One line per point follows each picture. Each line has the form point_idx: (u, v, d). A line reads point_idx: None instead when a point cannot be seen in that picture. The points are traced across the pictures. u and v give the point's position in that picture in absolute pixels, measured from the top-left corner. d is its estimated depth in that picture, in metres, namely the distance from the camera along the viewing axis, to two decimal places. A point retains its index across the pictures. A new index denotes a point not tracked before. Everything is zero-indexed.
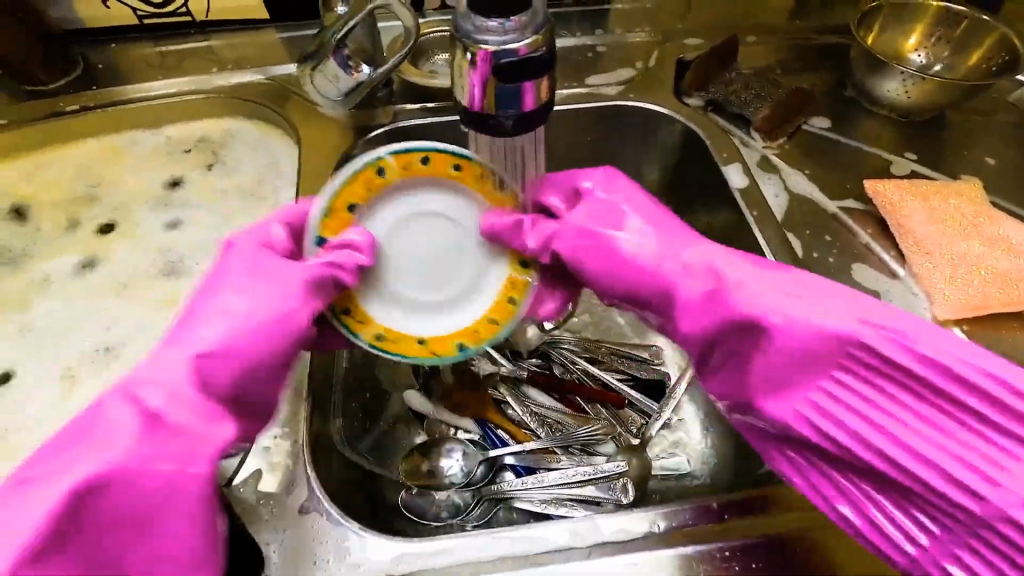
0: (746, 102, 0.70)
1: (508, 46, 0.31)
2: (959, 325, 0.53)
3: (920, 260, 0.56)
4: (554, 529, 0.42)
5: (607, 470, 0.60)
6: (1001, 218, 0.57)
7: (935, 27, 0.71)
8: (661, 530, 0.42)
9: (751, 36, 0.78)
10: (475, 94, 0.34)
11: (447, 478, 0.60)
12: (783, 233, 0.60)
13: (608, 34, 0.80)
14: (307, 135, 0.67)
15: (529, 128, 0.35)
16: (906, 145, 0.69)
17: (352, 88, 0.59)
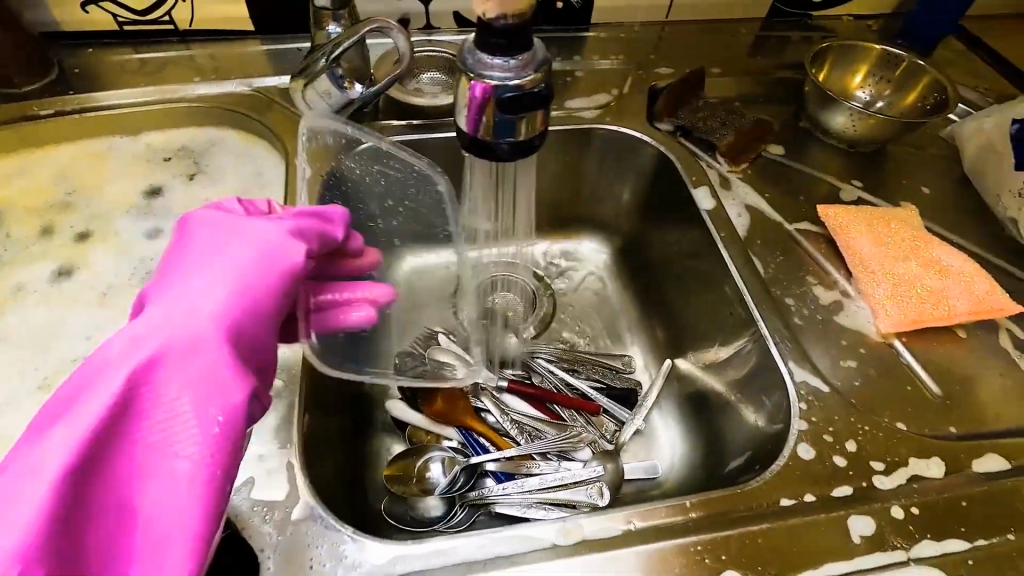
0: (712, 129, 0.76)
1: (507, 82, 0.34)
2: (898, 338, 0.59)
3: (865, 278, 0.61)
4: (544, 527, 0.44)
5: (584, 475, 0.63)
6: (934, 242, 0.64)
7: (877, 69, 0.79)
8: (637, 529, 0.44)
9: (714, 68, 0.85)
10: (476, 122, 0.36)
11: (433, 484, 0.62)
12: (746, 251, 0.65)
13: (584, 60, 0.84)
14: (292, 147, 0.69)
15: (523, 154, 0.38)
16: (852, 173, 0.76)
17: (344, 104, 0.62)
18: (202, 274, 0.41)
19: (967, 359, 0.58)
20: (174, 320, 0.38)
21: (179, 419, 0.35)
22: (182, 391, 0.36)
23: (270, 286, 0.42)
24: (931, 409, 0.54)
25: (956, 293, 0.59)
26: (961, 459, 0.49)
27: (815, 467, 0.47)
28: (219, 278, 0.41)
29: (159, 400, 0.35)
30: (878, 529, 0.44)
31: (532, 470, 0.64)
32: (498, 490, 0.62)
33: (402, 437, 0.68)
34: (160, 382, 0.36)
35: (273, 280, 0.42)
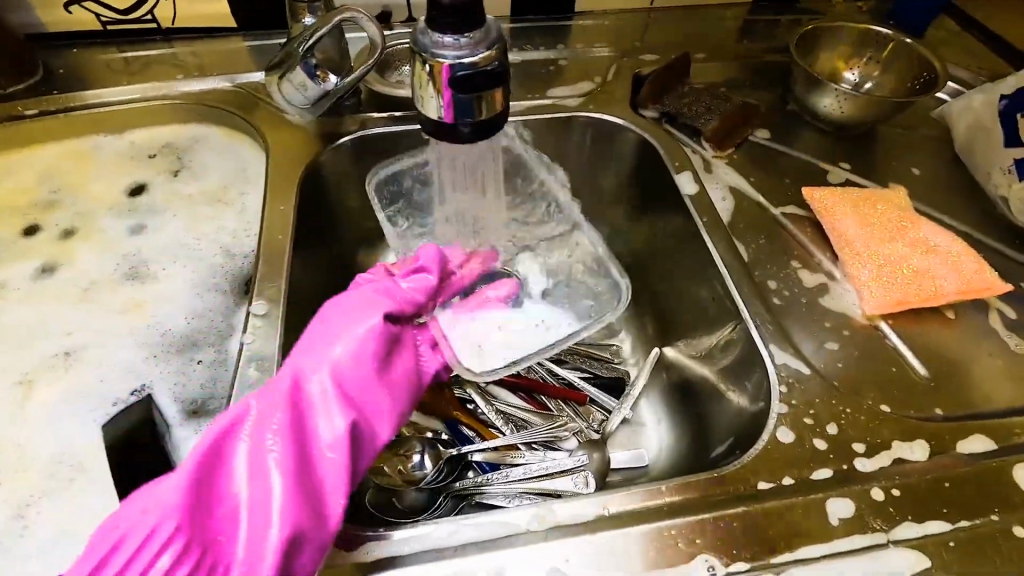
0: (697, 114, 0.74)
1: (461, 59, 0.34)
2: (884, 320, 0.58)
3: (851, 259, 0.60)
4: (518, 513, 0.44)
5: (568, 464, 0.62)
6: (922, 222, 0.62)
7: (865, 49, 0.77)
8: (611, 513, 0.44)
9: (700, 53, 0.84)
10: (433, 103, 0.36)
11: (419, 474, 0.61)
12: (730, 237, 0.64)
13: (569, 49, 0.84)
14: (273, 141, 0.69)
15: (487, 134, 0.38)
16: (841, 156, 0.74)
17: (320, 96, 0.61)
18: (325, 329, 0.49)
19: (955, 340, 0.57)
20: (298, 365, 0.46)
21: (286, 442, 0.41)
22: (289, 419, 0.43)
23: (371, 339, 0.48)
24: (917, 391, 0.53)
25: (943, 273, 0.58)
26: (946, 441, 0.48)
27: (795, 451, 0.47)
28: (336, 331, 0.48)
29: (283, 419, 0.43)
30: (857, 511, 0.44)
31: (518, 461, 0.63)
32: (483, 480, 0.62)
33: None
34: (281, 412, 0.43)
35: (372, 333, 0.48)
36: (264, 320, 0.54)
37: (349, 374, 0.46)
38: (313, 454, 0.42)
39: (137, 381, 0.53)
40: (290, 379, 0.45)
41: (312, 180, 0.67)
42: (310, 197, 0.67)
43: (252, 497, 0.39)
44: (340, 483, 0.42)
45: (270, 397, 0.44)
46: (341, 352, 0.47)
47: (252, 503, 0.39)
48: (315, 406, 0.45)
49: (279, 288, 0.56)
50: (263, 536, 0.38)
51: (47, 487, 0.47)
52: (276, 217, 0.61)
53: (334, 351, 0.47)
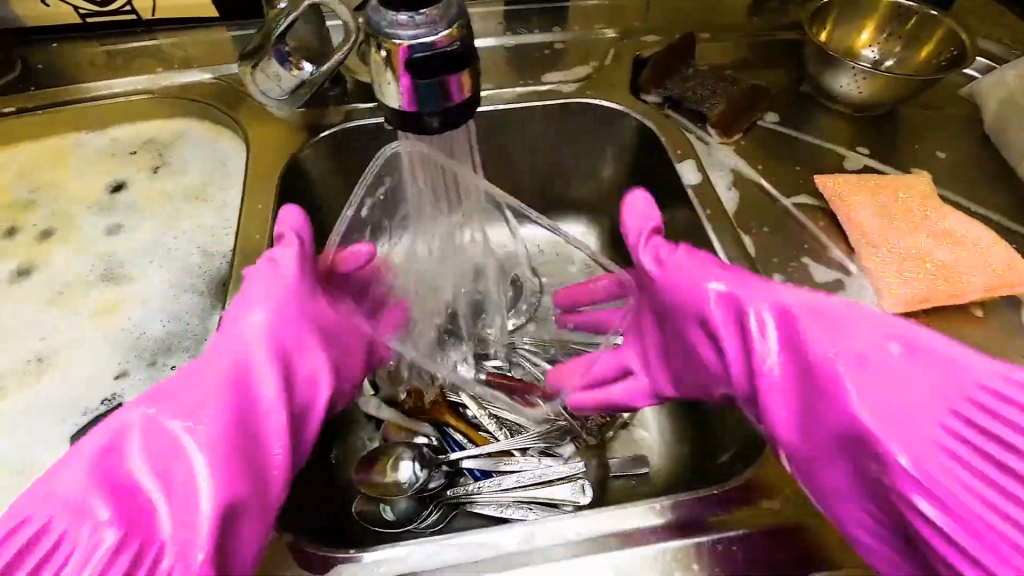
0: (703, 98, 0.70)
1: (419, 39, 0.30)
2: (906, 319, 0.53)
3: (868, 254, 0.56)
4: (505, 534, 0.41)
5: (564, 472, 0.59)
6: (948, 211, 0.57)
7: (887, 24, 0.71)
8: (590, 536, 0.41)
9: (706, 33, 0.78)
10: (394, 91, 0.33)
11: (406, 482, 0.58)
12: (736, 230, 0.59)
13: (566, 31, 0.79)
14: (254, 135, 0.66)
15: (457, 124, 0.34)
16: (859, 140, 0.69)
17: (296, 87, 0.57)
18: (246, 302, 0.49)
19: (985, 341, 0.52)
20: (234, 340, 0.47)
21: (214, 405, 0.41)
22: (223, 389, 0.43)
23: (296, 307, 0.50)
24: None
25: (971, 269, 0.53)
26: None
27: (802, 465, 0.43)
28: (260, 298, 0.49)
29: (205, 389, 0.43)
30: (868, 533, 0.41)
31: (509, 468, 0.60)
32: (475, 488, 0.58)
33: (378, 431, 0.65)
34: (209, 377, 0.44)
35: (295, 302, 0.50)
36: None
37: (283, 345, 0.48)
38: (246, 416, 0.43)
39: (109, 388, 0.51)
40: (218, 351, 0.46)
41: (294, 175, 0.64)
42: (293, 193, 0.64)
43: (178, 457, 0.39)
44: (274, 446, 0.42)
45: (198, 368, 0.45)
46: (263, 314, 0.48)
47: (179, 465, 0.38)
48: (247, 371, 0.45)
49: None
50: (192, 507, 0.36)
51: (13, 501, 0.45)
52: (254, 216, 0.59)
53: (259, 319, 0.48)
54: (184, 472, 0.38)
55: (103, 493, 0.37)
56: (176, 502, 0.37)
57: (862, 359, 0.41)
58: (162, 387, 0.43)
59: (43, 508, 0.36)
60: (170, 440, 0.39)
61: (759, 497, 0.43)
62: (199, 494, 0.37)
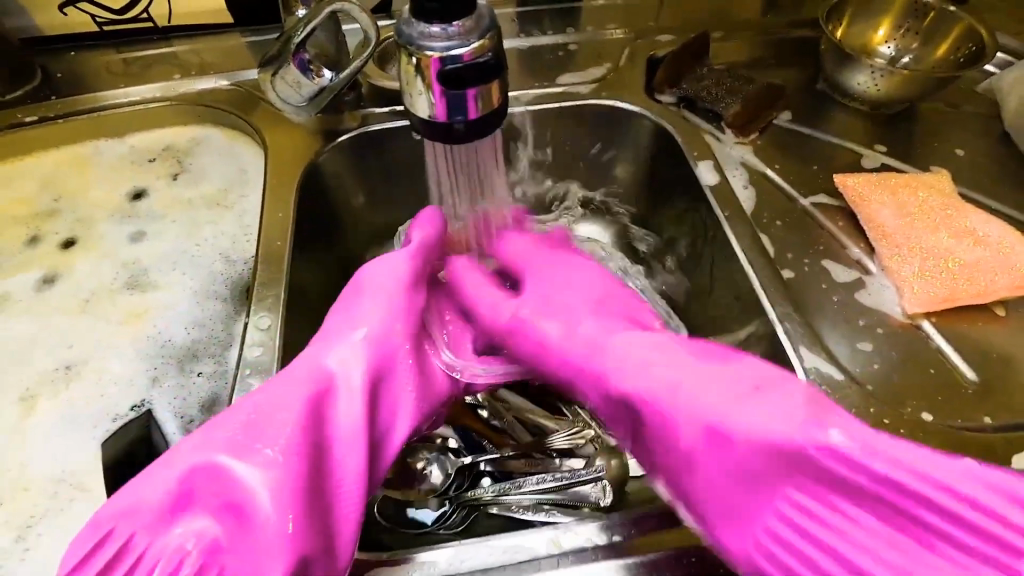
0: (718, 98, 0.70)
1: (451, 51, 0.31)
2: (928, 318, 0.53)
3: (889, 254, 0.55)
4: (535, 536, 0.41)
5: (585, 475, 0.59)
6: (969, 209, 0.57)
7: (903, 20, 0.71)
8: (616, 541, 0.41)
9: (718, 31, 0.78)
10: (425, 102, 0.33)
11: (430, 485, 0.60)
12: (755, 230, 0.59)
13: (579, 32, 0.79)
14: (272, 141, 0.66)
15: (485, 132, 0.35)
16: (876, 138, 0.69)
17: (316, 93, 0.58)
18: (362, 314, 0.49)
19: (1007, 340, 0.51)
20: (319, 371, 0.44)
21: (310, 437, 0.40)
22: (303, 430, 0.40)
23: (402, 325, 0.49)
24: (965, 397, 0.48)
25: (994, 268, 0.53)
26: (997, 454, 0.44)
27: None
28: (367, 313, 0.49)
29: (298, 433, 0.39)
30: None
31: (530, 471, 0.60)
32: (496, 491, 0.59)
33: None
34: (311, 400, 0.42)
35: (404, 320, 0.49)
36: (263, 333, 0.52)
37: (379, 374, 0.46)
38: (326, 446, 0.41)
39: (137, 395, 0.52)
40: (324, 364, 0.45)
41: (312, 180, 0.65)
42: (310, 198, 0.65)
43: (259, 489, 0.36)
44: (351, 500, 0.40)
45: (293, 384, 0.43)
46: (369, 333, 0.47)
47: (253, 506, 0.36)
48: (327, 402, 0.43)
49: (278, 296, 0.54)
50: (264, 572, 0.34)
51: (47, 508, 0.46)
52: (274, 222, 0.59)
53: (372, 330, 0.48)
54: (262, 532, 0.35)
55: (191, 514, 0.36)
56: (256, 546, 0.35)
57: (717, 411, 0.38)
58: (258, 411, 0.40)
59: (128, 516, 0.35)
60: (260, 488, 0.36)
61: None
62: (279, 540, 0.35)
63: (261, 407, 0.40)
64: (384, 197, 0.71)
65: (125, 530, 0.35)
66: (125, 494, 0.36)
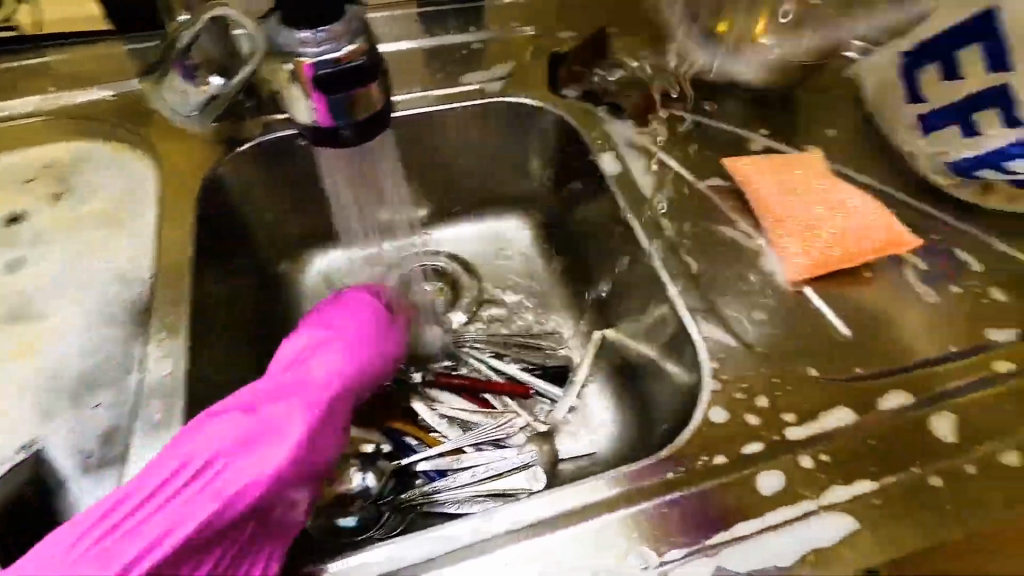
0: (617, 92, 0.74)
1: (324, 56, 0.31)
2: (808, 284, 0.58)
3: (774, 227, 0.60)
4: (459, 525, 0.42)
5: (519, 461, 0.61)
6: (838, 184, 0.63)
7: None
8: (536, 521, 0.43)
9: (615, 26, 0.82)
10: (307, 108, 0.34)
11: (360, 494, 0.57)
12: (656, 216, 0.64)
13: (484, 30, 0.80)
14: (166, 154, 0.63)
15: (373, 134, 0.35)
16: (761, 123, 0.75)
17: (204, 102, 0.56)
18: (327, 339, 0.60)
19: (874, 298, 0.58)
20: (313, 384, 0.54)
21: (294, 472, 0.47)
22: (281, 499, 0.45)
23: (381, 369, 0.60)
24: (843, 351, 0.53)
25: (861, 233, 0.58)
26: (866, 401, 0.48)
27: (728, 428, 0.46)
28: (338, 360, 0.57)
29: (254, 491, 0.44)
30: (789, 482, 0.43)
31: (463, 465, 0.61)
32: (431, 489, 0.60)
33: None
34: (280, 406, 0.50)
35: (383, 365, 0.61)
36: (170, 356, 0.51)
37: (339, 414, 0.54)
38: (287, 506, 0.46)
39: (25, 435, 0.48)
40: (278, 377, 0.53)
41: (213, 191, 0.62)
42: (213, 210, 0.62)
43: (261, 512, 0.44)
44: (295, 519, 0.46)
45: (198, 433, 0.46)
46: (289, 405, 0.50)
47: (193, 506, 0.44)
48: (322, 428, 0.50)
49: (182, 312, 0.53)
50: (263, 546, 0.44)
51: None
52: (175, 241, 0.57)
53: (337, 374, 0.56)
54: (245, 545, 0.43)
55: (210, 487, 0.43)
56: (254, 538, 0.44)
57: None
58: (239, 426, 0.47)
59: (178, 466, 0.44)
60: (249, 540, 0.43)
61: (698, 457, 0.45)
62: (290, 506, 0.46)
63: (259, 426, 0.48)
64: (298, 204, 0.70)
65: (174, 474, 0.43)
66: (176, 454, 0.44)
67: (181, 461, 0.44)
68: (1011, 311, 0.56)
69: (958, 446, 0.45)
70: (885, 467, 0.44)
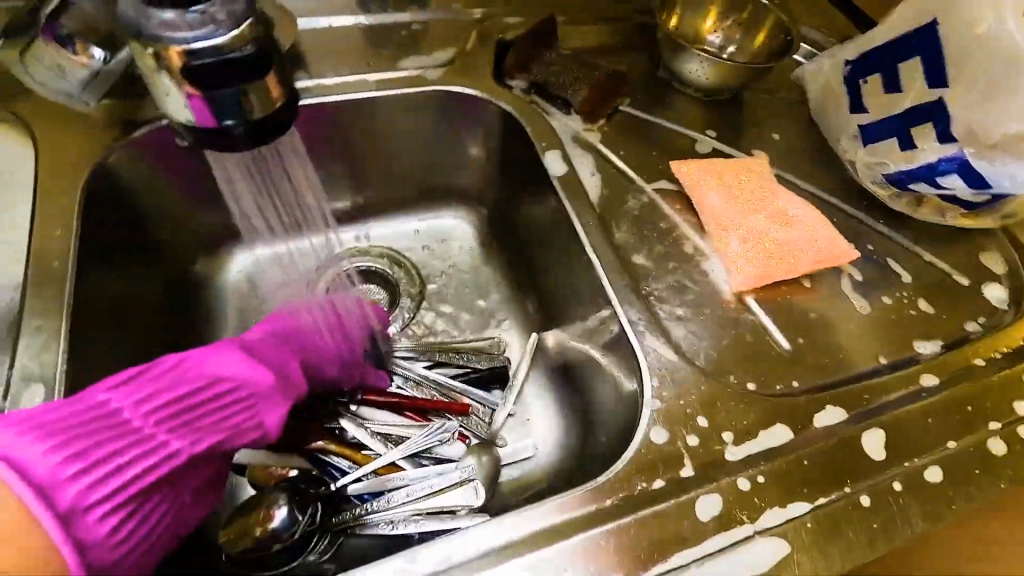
0: (566, 84, 0.69)
1: (198, 43, 0.26)
2: (751, 294, 0.58)
3: (717, 235, 0.60)
4: (382, 567, 0.39)
5: (456, 477, 0.58)
6: (781, 192, 0.63)
7: (727, 11, 0.75)
8: (460, 560, 0.40)
9: (565, 14, 0.78)
10: (187, 107, 0.28)
11: (281, 530, 0.52)
12: (601, 220, 0.61)
13: (425, 9, 0.74)
14: (44, 137, 0.54)
15: (272, 138, 0.30)
16: (709, 124, 0.73)
17: (87, 78, 0.49)
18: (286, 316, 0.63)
19: (812, 309, 0.58)
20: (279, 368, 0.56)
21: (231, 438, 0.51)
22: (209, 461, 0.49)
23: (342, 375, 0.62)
24: (779, 364, 0.53)
25: (800, 245, 0.59)
26: (799, 419, 0.48)
27: (666, 450, 0.45)
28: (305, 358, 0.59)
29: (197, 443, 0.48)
30: (725, 506, 0.42)
31: (399, 483, 0.57)
32: (364, 510, 0.56)
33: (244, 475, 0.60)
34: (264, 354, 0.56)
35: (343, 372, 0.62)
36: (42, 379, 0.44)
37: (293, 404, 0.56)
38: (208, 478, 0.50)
39: None
40: (247, 337, 0.57)
41: (105, 182, 0.54)
42: (104, 204, 0.54)
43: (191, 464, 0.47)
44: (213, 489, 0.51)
45: (180, 369, 0.50)
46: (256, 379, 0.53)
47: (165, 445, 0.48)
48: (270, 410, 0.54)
49: (59, 330, 0.46)
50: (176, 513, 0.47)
51: None
52: (51, 242, 0.49)
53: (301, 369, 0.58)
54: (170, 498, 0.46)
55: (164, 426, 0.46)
56: (175, 499, 0.47)
57: None
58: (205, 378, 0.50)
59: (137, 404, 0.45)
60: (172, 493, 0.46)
61: (633, 481, 0.43)
62: (209, 476, 0.50)
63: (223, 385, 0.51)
64: (211, 196, 0.63)
65: (132, 410, 0.45)
66: (133, 393, 0.46)
67: (140, 398, 0.46)
68: (934, 323, 0.58)
69: (885, 462, 0.46)
70: (820, 486, 0.44)
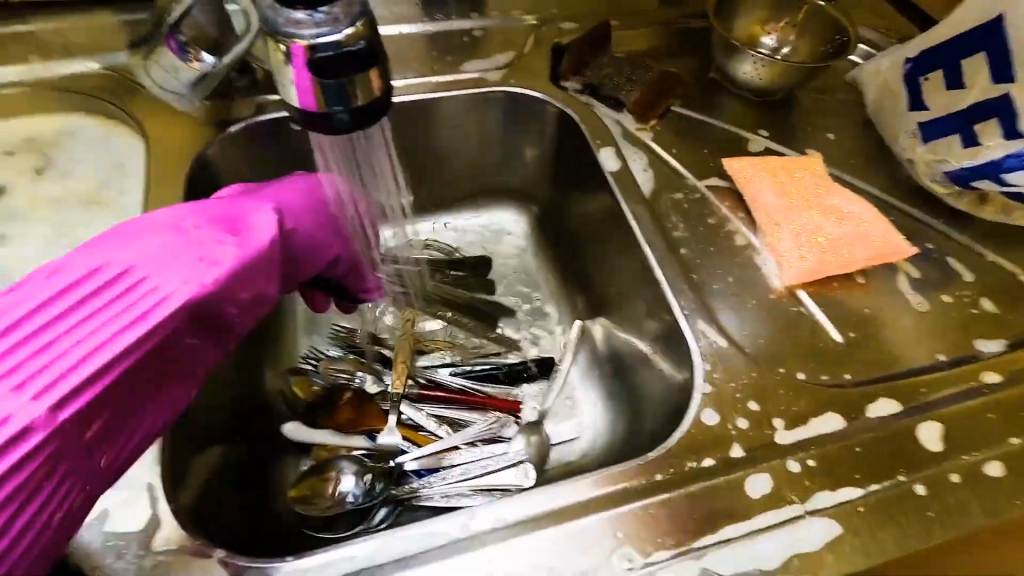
0: (619, 85, 0.72)
1: (321, 38, 0.30)
2: (803, 289, 0.58)
3: (769, 229, 0.60)
4: (445, 521, 0.42)
5: (509, 458, 0.61)
6: (836, 189, 0.63)
7: (781, 14, 0.76)
8: (514, 520, 0.42)
9: (619, 19, 0.80)
10: (299, 93, 0.32)
11: (350, 495, 0.57)
12: (652, 215, 0.63)
13: (486, 17, 0.78)
14: (153, 133, 0.61)
15: (366, 123, 0.34)
16: (761, 124, 0.74)
17: (196, 80, 0.55)
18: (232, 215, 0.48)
19: (869, 305, 0.57)
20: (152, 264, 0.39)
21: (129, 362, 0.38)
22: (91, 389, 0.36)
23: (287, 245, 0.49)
24: (839, 357, 0.53)
25: (854, 241, 0.59)
26: (853, 410, 0.48)
27: (716, 433, 0.46)
28: (193, 249, 0.41)
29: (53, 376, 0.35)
30: (776, 488, 0.44)
31: (454, 461, 0.61)
32: (423, 484, 0.60)
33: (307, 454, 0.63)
34: (145, 270, 0.39)
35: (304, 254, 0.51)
36: None
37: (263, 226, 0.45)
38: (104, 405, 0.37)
39: None
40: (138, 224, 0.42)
41: (202, 173, 0.61)
42: (200, 193, 0.61)
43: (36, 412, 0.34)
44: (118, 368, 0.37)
45: (48, 278, 0.38)
46: (127, 269, 0.39)
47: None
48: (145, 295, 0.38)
49: None
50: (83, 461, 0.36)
51: None
52: None
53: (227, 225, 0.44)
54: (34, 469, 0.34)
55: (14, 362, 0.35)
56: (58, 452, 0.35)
57: None
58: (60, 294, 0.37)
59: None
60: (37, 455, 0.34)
61: (685, 460, 0.45)
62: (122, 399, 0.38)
63: (85, 300, 0.38)
64: None
65: None
66: None
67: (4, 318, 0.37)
68: (998, 323, 0.57)
69: (942, 455, 0.46)
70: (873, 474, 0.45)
